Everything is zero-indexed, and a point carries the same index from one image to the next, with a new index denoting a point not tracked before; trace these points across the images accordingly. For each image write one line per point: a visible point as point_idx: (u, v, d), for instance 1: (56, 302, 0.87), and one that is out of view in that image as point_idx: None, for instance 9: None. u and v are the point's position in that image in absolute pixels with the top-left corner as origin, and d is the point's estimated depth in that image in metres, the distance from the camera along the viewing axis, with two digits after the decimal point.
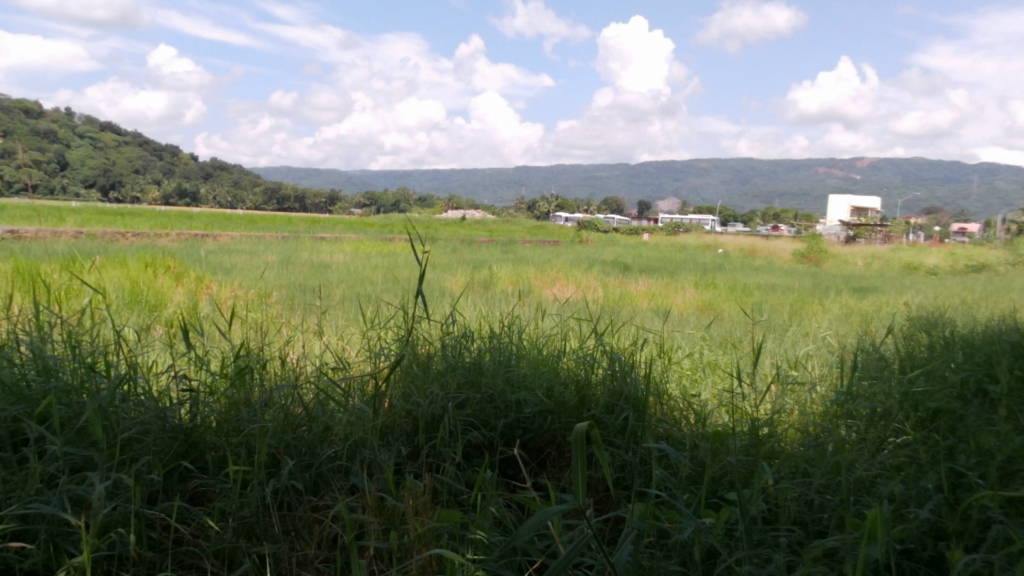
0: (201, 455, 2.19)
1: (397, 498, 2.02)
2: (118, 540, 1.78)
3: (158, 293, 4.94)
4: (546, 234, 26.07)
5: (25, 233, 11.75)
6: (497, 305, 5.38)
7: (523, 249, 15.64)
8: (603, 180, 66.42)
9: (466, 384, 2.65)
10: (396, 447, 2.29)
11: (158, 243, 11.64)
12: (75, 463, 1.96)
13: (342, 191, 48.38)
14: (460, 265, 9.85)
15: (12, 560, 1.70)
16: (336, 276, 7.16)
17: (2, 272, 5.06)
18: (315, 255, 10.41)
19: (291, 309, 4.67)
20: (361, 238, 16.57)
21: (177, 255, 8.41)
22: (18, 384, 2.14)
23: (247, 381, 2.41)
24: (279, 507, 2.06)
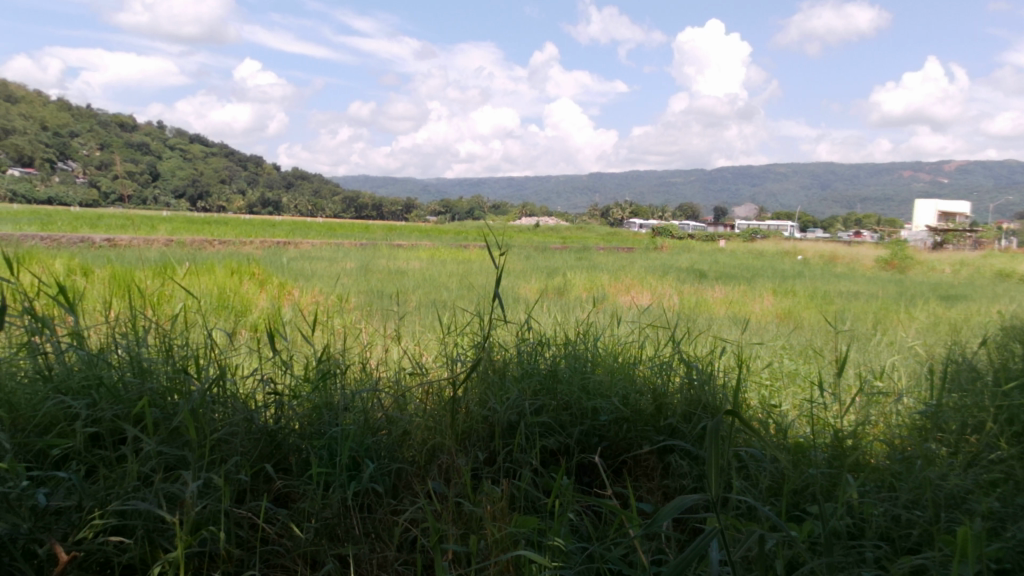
0: (285, 456, 2.25)
1: (475, 502, 2.04)
2: (209, 537, 1.84)
3: (243, 298, 5.11)
4: (621, 241, 25.97)
5: (119, 241, 12.35)
6: (573, 312, 5.40)
7: (599, 255, 15.58)
8: (678, 185, 65.62)
9: (542, 390, 2.67)
10: (474, 453, 2.32)
11: (243, 250, 12.08)
12: (168, 462, 2.04)
13: (418, 198, 49.14)
14: (535, 271, 9.90)
15: (112, 553, 1.77)
16: (412, 282, 7.26)
17: (99, 276, 5.30)
18: (392, 262, 10.62)
19: (369, 314, 4.77)
20: (437, 244, 16.85)
21: (261, 263, 8.71)
22: (116, 385, 2.24)
23: (329, 386, 2.48)
24: (359, 508, 2.10)
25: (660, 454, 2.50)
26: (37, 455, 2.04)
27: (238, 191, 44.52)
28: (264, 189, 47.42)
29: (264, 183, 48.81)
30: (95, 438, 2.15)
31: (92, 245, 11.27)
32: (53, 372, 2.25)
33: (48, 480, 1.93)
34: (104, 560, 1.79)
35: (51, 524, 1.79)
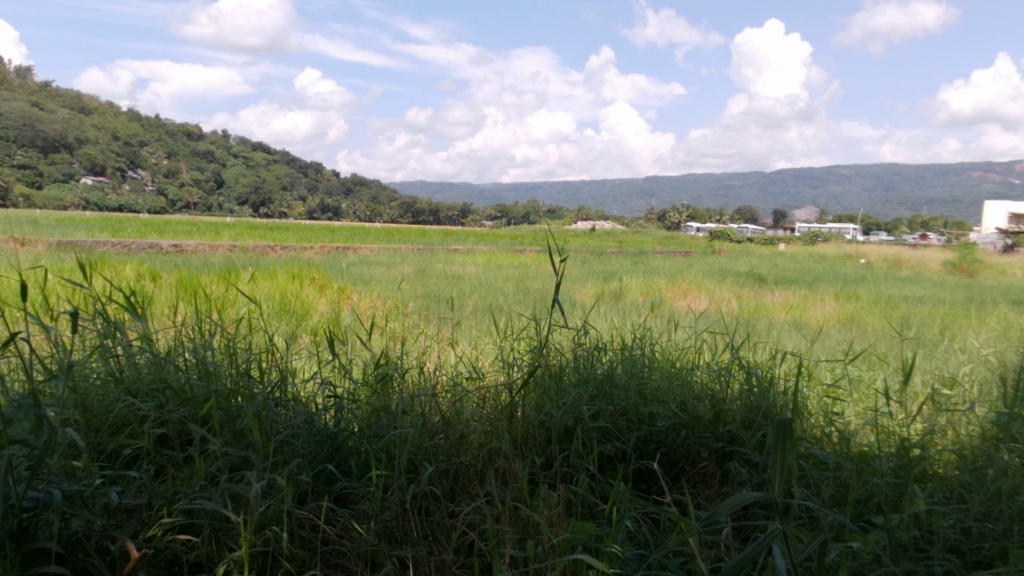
0: (346, 458, 2.29)
1: (532, 507, 2.04)
2: (272, 537, 1.88)
3: (304, 303, 5.21)
4: (678, 245, 25.64)
5: (186, 246, 12.71)
6: (630, 317, 5.36)
7: (656, 260, 15.44)
8: (738, 188, 64.70)
9: (599, 396, 2.66)
10: (530, 458, 2.32)
11: (303, 256, 12.30)
12: (233, 463, 2.09)
13: (474, 203, 49.40)
14: (591, 276, 9.85)
15: (180, 551, 1.82)
16: (469, 287, 7.32)
17: (168, 281, 5.49)
18: (449, 267, 10.68)
19: (427, 319, 4.80)
20: (494, 249, 16.94)
21: (323, 268, 8.88)
22: (183, 388, 2.31)
23: (387, 390, 2.51)
24: (418, 511, 2.12)
25: (719, 461, 2.47)
26: (109, 454, 2.11)
27: (298, 197, 45.44)
28: (324, 195, 48.26)
29: (324, 189, 49.68)
30: (163, 439, 2.22)
31: (160, 251, 11.63)
32: (123, 373, 2.32)
33: (119, 478, 1.99)
34: (173, 557, 1.84)
35: (123, 521, 1.85)
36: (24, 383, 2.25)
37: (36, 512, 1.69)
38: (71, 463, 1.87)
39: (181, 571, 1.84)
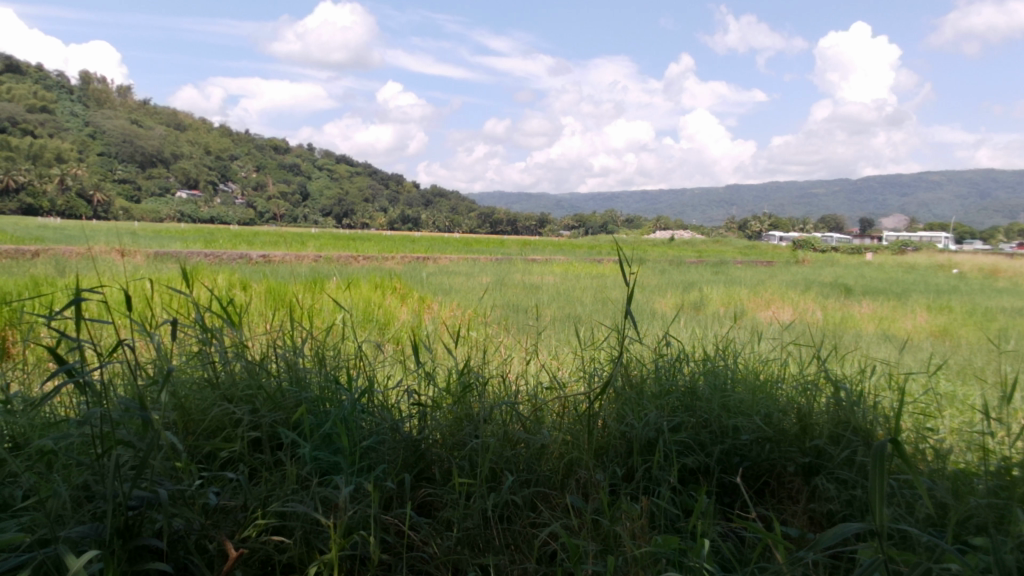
0: (429, 465, 2.32)
1: (613, 519, 2.03)
2: (360, 541, 1.92)
3: (387, 312, 5.30)
4: (761, 255, 25.21)
5: (274, 257, 13.09)
6: (712, 328, 5.28)
7: (737, 269, 15.12)
8: (823, 196, 62.94)
9: (681, 407, 2.63)
10: (611, 469, 2.31)
11: (386, 266, 12.57)
12: (323, 467, 2.15)
13: (552, 213, 49.53)
14: (670, 286, 9.73)
15: (273, 552, 1.88)
16: (547, 297, 7.35)
17: (257, 290, 5.68)
18: (528, 276, 10.76)
19: (506, 328, 4.82)
20: (572, 258, 16.97)
21: (404, 277, 9.07)
22: (276, 392, 2.40)
23: (469, 399, 2.54)
24: (500, 520, 2.13)
25: (805, 476, 2.40)
26: (207, 456, 2.19)
27: (380, 209, 46.38)
28: (404, 206, 49.09)
29: (404, 200, 50.60)
30: (256, 442, 2.30)
31: (250, 261, 12.02)
32: (219, 379, 2.41)
33: (215, 480, 2.07)
34: (266, 558, 1.89)
35: (220, 521, 1.92)
36: (130, 387, 2.36)
37: (141, 511, 1.76)
38: (173, 465, 1.94)
39: (274, 571, 1.90)
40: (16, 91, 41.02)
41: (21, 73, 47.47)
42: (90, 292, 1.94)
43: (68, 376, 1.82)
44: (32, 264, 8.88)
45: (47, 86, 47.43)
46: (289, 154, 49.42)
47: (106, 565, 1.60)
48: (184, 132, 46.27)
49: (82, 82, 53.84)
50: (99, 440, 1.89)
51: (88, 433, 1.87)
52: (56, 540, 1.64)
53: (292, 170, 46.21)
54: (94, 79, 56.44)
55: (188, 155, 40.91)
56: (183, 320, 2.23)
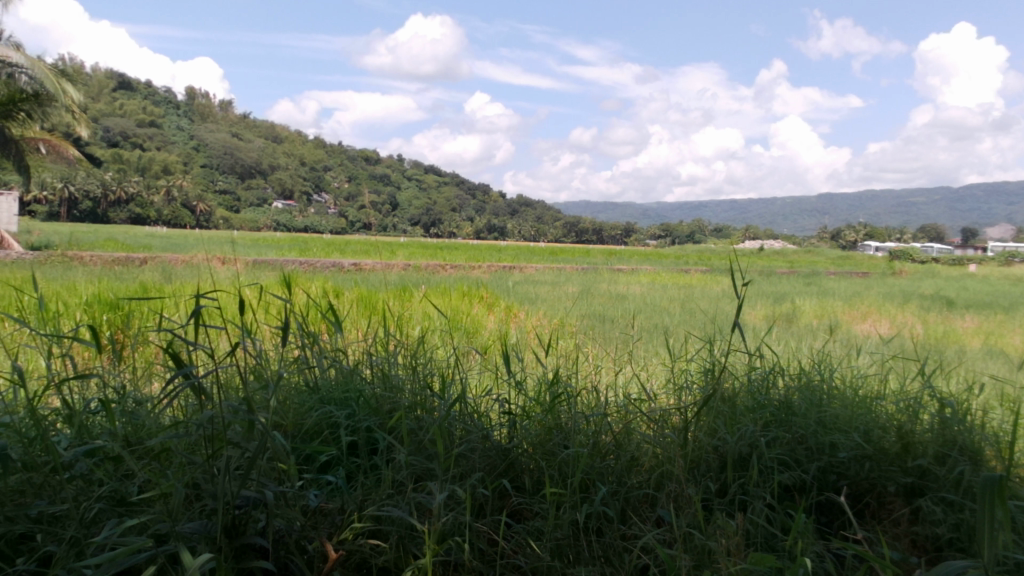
0: (519, 474, 2.33)
1: (707, 535, 1.99)
2: (454, 547, 1.95)
3: (475, 321, 5.34)
4: (856, 265, 24.30)
5: (365, 265, 13.35)
6: (806, 340, 5.13)
7: (832, 281, 14.62)
8: (923, 204, 60.37)
9: (775, 422, 2.57)
10: (704, 483, 2.27)
11: (473, 275, 12.66)
12: (417, 472, 2.18)
13: (638, 222, 49.13)
14: (762, 297, 9.49)
15: (369, 555, 1.92)
16: (633, 307, 7.28)
17: (349, 297, 5.81)
18: (613, 287, 10.65)
19: (593, 337, 4.80)
20: (659, 269, 16.74)
21: (490, 286, 9.15)
22: (373, 398, 2.45)
23: (560, 410, 2.55)
24: (591, 532, 2.12)
25: (907, 497, 2.31)
26: (306, 458, 2.27)
27: (466, 218, 46.89)
28: (491, 215, 49.45)
29: (491, 210, 50.99)
30: (353, 446, 2.36)
31: (342, 269, 12.32)
32: (318, 384, 2.50)
33: (313, 482, 2.14)
34: (362, 560, 1.94)
35: (318, 523, 1.97)
36: (236, 389, 2.46)
37: (247, 510, 1.82)
38: (279, 466, 2.01)
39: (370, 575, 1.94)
40: (127, 106, 43.25)
41: (133, 89, 50.13)
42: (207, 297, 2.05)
43: (182, 380, 1.90)
44: (142, 271, 9.31)
45: (155, 102, 49.96)
46: (379, 165, 50.64)
47: (215, 563, 1.66)
48: (280, 144, 47.92)
49: (186, 98, 56.50)
50: (210, 440, 1.97)
51: (202, 434, 1.95)
52: (170, 537, 1.72)
53: (382, 181, 47.29)
54: (198, 94, 59.15)
55: (284, 166, 42.37)
56: (288, 328, 2.31)
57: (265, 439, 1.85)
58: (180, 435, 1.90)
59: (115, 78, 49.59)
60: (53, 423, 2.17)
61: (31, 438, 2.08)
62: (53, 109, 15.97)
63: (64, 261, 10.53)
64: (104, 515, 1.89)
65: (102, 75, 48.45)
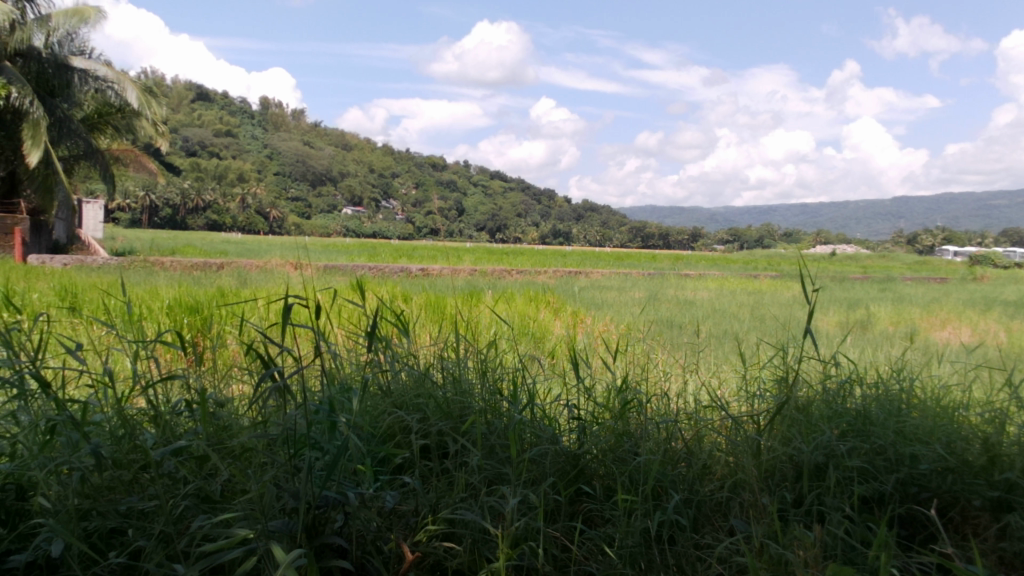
0: (589, 480, 2.32)
1: (784, 545, 1.96)
2: (528, 551, 1.95)
3: (542, 326, 5.36)
4: (933, 271, 23.42)
5: (432, 270, 13.53)
6: (883, 348, 4.98)
7: (907, 286, 14.16)
8: (1006, 206, 57.95)
9: (853, 432, 2.51)
10: (780, 493, 2.22)
11: (538, 280, 12.71)
12: (489, 476, 2.20)
13: (705, 227, 48.50)
14: (835, 303, 9.24)
15: (444, 558, 1.94)
16: (702, 313, 7.21)
17: (418, 302, 5.89)
18: (681, 292, 10.53)
19: (662, 343, 4.74)
20: (727, 273, 16.48)
21: (557, 292, 9.18)
22: (446, 403, 2.48)
23: (630, 417, 2.53)
24: (662, 540, 2.10)
25: (993, 512, 2.22)
26: (382, 460, 2.30)
27: (532, 223, 47.08)
28: (556, 220, 49.48)
29: (556, 215, 51.04)
30: (424, 449, 2.38)
31: (410, 274, 12.50)
32: (391, 388, 2.53)
33: (389, 483, 2.17)
34: (436, 562, 1.96)
35: (394, 524, 2.00)
36: (312, 391, 2.52)
37: (326, 510, 1.85)
38: (356, 466, 2.05)
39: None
40: (204, 117, 44.80)
41: (210, 100, 51.80)
42: (290, 302, 2.12)
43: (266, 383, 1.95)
44: (218, 276, 9.57)
45: (231, 112, 51.60)
46: (446, 171, 51.20)
47: (303, 560, 1.70)
48: (349, 152, 48.91)
49: (260, 107, 58.12)
50: (290, 441, 2.02)
51: (283, 435, 2.00)
52: (255, 533, 1.76)
53: (448, 186, 47.73)
54: (271, 104, 60.87)
55: (354, 172, 43.22)
56: (363, 331, 2.34)
57: (344, 440, 1.89)
58: (263, 437, 1.95)
59: (194, 90, 51.31)
60: (139, 422, 2.24)
61: (118, 437, 2.15)
62: (137, 121, 16.63)
63: (146, 266, 10.95)
64: (190, 512, 1.95)
65: (182, 86, 50.24)
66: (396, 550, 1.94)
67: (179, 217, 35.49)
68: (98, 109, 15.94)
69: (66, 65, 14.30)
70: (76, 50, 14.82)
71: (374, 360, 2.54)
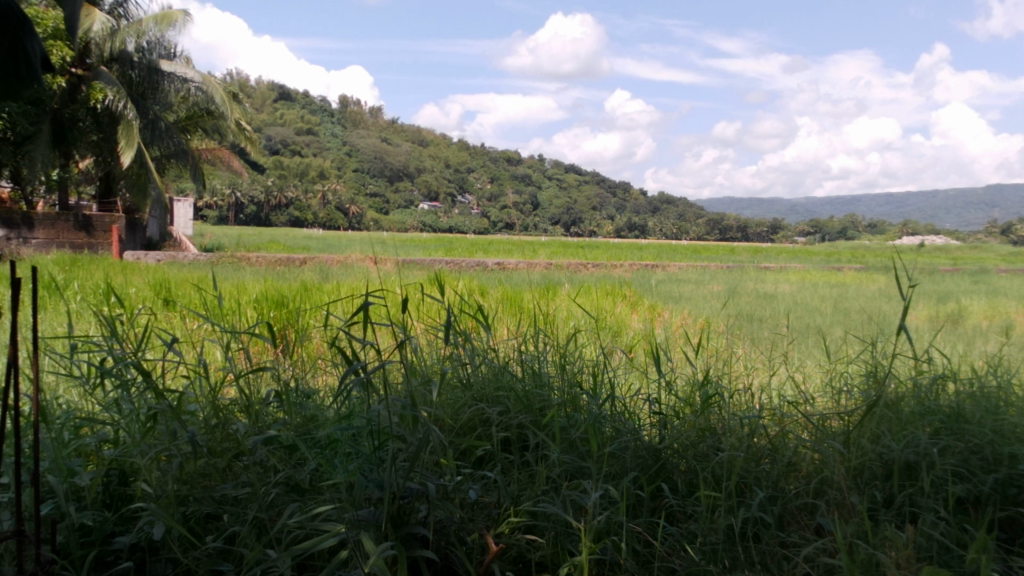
0: (670, 474, 2.30)
1: (874, 546, 1.90)
2: (609, 546, 1.95)
3: (619, 319, 5.34)
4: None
5: (508, 264, 13.62)
6: (978, 343, 4.76)
7: (1002, 278, 13.51)
8: None
9: (945, 430, 2.43)
10: (869, 493, 2.16)
11: (613, 273, 12.60)
12: (570, 470, 2.21)
13: (785, 218, 47.29)
14: (924, 296, 8.89)
15: (527, 549, 1.96)
16: (783, 306, 7.04)
17: (495, 295, 5.92)
18: (760, 285, 10.27)
19: (743, 337, 4.65)
20: (808, 266, 16.03)
21: (634, 284, 9.09)
22: (527, 396, 2.50)
23: (712, 412, 2.50)
24: (747, 537, 2.07)
25: None
26: (464, 452, 2.33)
27: (607, 217, 46.81)
28: (631, 212, 49.02)
29: (631, 207, 50.56)
30: (505, 442, 2.41)
31: (485, 268, 12.61)
32: (473, 380, 2.56)
33: (471, 475, 2.20)
34: (519, 555, 1.98)
35: (477, 516, 2.02)
36: (396, 383, 2.57)
37: (410, 501, 1.87)
38: (439, 460, 2.07)
39: (527, 569, 1.98)
40: (285, 115, 46.04)
41: (291, 99, 52.98)
42: (371, 298, 2.16)
43: (353, 375, 2.00)
44: (301, 271, 9.81)
45: (311, 110, 52.88)
46: (520, 166, 51.20)
47: (391, 550, 1.74)
48: (424, 148, 49.51)
49: (338, 106, 59.21)
50: (375, 433, 2.06)
51: (367, 427, 2.04)
52: (345, 524, 1.80)
53: (523, 181, 47.79)
54: (350, 102, 62.15)
55: (429, 168, 43.74)
56: (445, 323, 2.37)
57: (427, 432, 1.92)
58: (350, 429, 2.00)
59: (276, 89, 52.51)
60: (231, 412, 2.32)
61: (212, 426, 2.24)
62: (223, 122, 17.18)
63: (233, 261, 11.34)
64: (281, 499, 2.02)
65: (265, 86, 51.69)
66: (480, 542, 1.95)
67: (263, 213, 36.55)
68: (188, 112, 16.53)
69: (157, 67, 14.84)
70: (166, 54, 15.39)
71: (454, 354, 2.58)
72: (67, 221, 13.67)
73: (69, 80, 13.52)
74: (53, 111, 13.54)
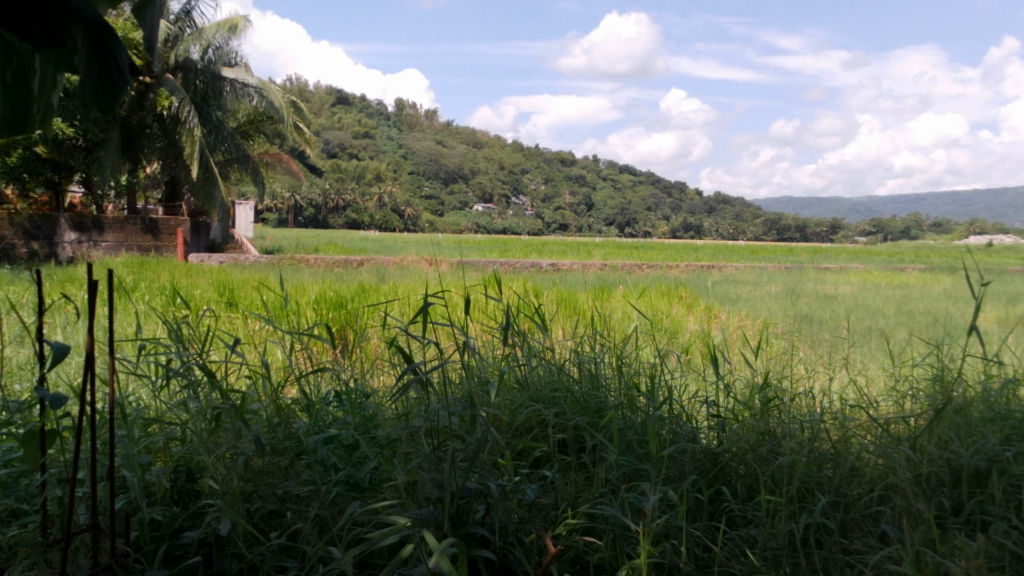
0: (728, 477, 2.28)
1: (942, 555, 1.84)
2: (668, 550, 1.93)
3: (676, 320, 5.30)
4: None
5: (562, 265, 13.60)
6: None
7: None
8: None
9: (1017, 436, 2.36)
10: (937, 500, 2.10)
11: (669, 274, 12.51)
12: (627, 472, 2.20)
13: (846, 217, 46.23)
14: (991, 296, 8.65)
15: (584, 551, 1.96)
16: (843, 307, 6.92)
17: (550, 296, 5.93)
18: (820, 286, 10.09)
19: (804, 339, 4.58)
20: (869, 266, 15.69)
21: (690, 286, 9.03)
22: (585, 397, 2.50)
23: (772, 414, 2.46)
24: (809, 543, 2.03)
25: None
26: (521, 453, 2.33)
27: (663, 217, 46.39)
28: (687, 212, 48.50)
29: (687, 207, 50.02)
30: (562, 444, 2.41)
31: (539, 269, 12.64)
32: (529, 380, 2.57)
33: (529, 476, 2.21)
34: (576, 556, 1.97)
35: (535, 517, 2.03)
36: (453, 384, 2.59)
37: (469, 500, 1.88)
38: (497, 460, 2.08)
39: (585, 571, 1.97)
40: (343, 118, 46.80)
41: (348, 104, 53.85)
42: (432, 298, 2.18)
43: (412, 374, 2.02)
44: (359, 272, 9.99)
45: (368, 114, 53.62)
46: (574, 167, 51.10)
47: (449, 548, 1.75)
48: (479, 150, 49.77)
49: (396, 109, 59.98)
50: (433, 432, 2.08)
51: (425, 427, 2.06)
52: (405, 521, 1.81)
53: (577, 182, 47.65)
54: (406, 106, 62.84)
55: (484, 170, 43.93)
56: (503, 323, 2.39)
57: (485, 432, 1.93)
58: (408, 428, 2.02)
59: (334, 94, 53.37)
60: (292, 412, 2.37)
61: (275, 425, 2.29)
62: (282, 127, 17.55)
63: (292, 263, 11.57)
64: (342, 498, 2.05)
65: (323, 91, 52.56)
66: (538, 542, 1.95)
67: (321, 215, 37.21)
68: (249, 117, 16.96)
69: (219, 74, 15.25)
70: (228, 60, 15.81)
71: (512, 355, 2.59)
72: (135, 224, 14.09)
73: (137, 88, 13.99)
74: (122, 118, 14.02)
